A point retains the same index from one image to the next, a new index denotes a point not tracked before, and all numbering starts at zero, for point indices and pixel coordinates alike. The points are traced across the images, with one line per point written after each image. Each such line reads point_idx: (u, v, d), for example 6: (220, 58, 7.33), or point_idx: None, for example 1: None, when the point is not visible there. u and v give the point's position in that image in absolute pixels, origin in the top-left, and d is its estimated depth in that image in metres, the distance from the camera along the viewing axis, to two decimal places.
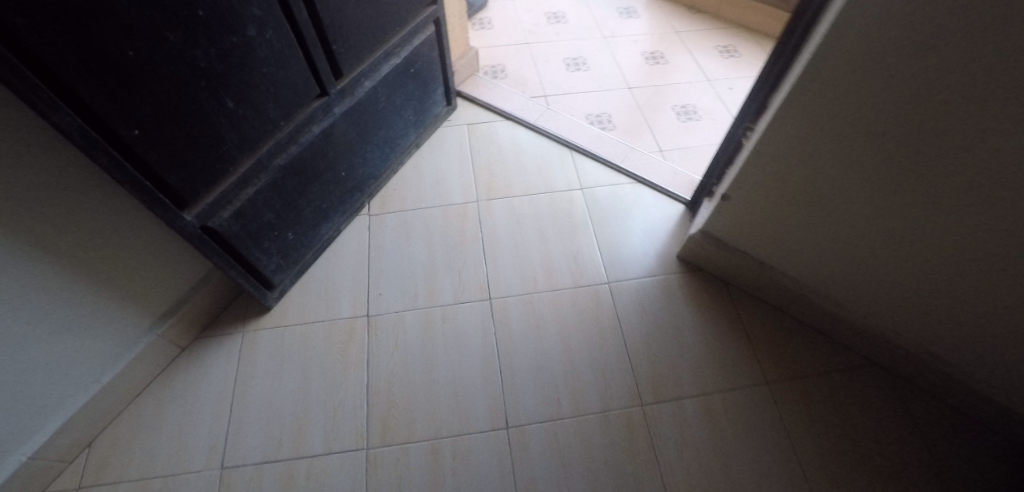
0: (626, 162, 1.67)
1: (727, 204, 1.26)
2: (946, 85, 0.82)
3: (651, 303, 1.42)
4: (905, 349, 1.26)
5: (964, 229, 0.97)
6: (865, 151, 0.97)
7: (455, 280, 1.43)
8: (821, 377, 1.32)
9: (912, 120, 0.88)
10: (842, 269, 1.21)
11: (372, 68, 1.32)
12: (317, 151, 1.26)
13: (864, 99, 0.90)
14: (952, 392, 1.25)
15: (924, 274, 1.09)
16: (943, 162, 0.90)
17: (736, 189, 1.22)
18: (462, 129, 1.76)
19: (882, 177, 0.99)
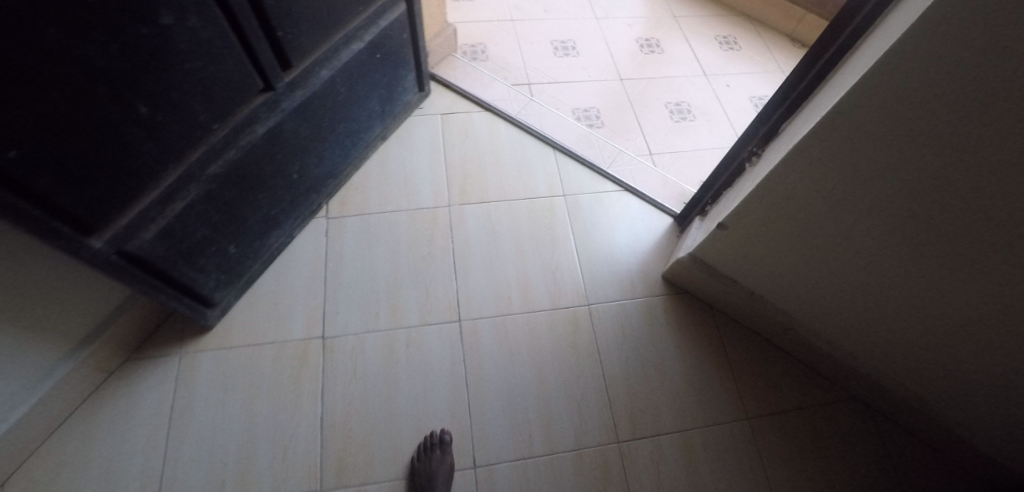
0: (615, 168, 1.54)
1: (721, 233, 1.16)
2: (993, 149, 0.70)
3: (632, 327, 1.31)
4: (891, 389, 1.21)
5: (979, 294, 0.88)
6: (884, 201, 0.86)
7: (421, 298, 1.31)
8: (803, 412, 1.27)
9: (946, 180, 0.77)
10: (838, 309, 1.13)
11: (328, 56, 1.13)
12: (261, 155, 1.09)
13: (893, 149, 0.79)
14: (931, 434, 1.22)
15: (926, 327, 1.01)
16: (972, 228, 0.80)
17: (733, 220, 1.11)
18: (436, 119, 1.59)
19: (898, 230, 0.89)
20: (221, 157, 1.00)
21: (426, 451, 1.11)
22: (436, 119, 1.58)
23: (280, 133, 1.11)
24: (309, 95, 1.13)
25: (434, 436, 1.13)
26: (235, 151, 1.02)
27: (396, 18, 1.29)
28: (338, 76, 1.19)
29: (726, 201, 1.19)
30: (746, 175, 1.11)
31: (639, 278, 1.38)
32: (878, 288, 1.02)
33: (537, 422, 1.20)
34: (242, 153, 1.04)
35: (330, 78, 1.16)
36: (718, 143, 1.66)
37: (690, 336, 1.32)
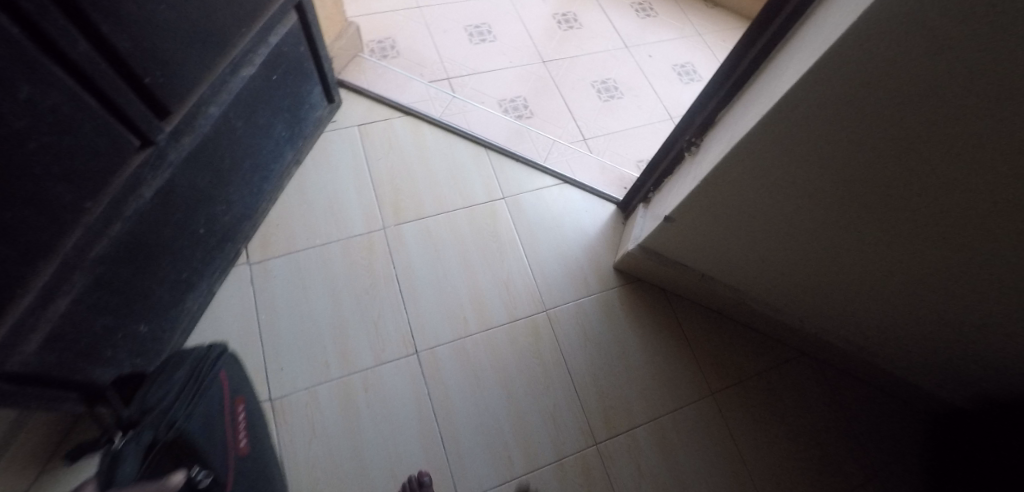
0: (551, 161, 1.47)
1: (669, 225, 1.14)
2: (928, 140, 0.70)
3: (591, 325, 1.30)
4: (837, 344, 1.27)
5: (915, 263, 0.92)
6: (825, 188, 0.87)
7: (372, 336, 1.22)
8: (761, 377, 1.31)
9: (883, 167, 0.77)
10: (785, 282, 1.16)
11: (215, 91, 0.97)
12: (155, 220, 0.94)
13: (832, 142, 0.78)
14: (875, 375, 1.30)
15: (867, 292, 1.06)
16: (907, 208, 0.82)
17: (680, 212, 1.10)
18: (353, 132, 1.45)
19: (838, 213, 0.90)
20: (105, 236, 0.85)
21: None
22: (353, 132, 1.45)
23: (172, 191, 0.96)
24: (200, 140, 0.98)
25: (412, 481, 1.06)
26: (120, 225, 0.87)
27: (289, 32, 1.12)
28: (231, 110, 1.03)
29: (673, 192, 1.16)
30: (689, 166, 1.10)
31: (592, 273, 1.36)
32: (824, 264, 1.04)
33: (508, 441, 1.16)
34: (129, 225, 0.89)
35: (222, 115, 1.01)
36: (648, 119, 1.65)
37: (649, 324, 1.33)
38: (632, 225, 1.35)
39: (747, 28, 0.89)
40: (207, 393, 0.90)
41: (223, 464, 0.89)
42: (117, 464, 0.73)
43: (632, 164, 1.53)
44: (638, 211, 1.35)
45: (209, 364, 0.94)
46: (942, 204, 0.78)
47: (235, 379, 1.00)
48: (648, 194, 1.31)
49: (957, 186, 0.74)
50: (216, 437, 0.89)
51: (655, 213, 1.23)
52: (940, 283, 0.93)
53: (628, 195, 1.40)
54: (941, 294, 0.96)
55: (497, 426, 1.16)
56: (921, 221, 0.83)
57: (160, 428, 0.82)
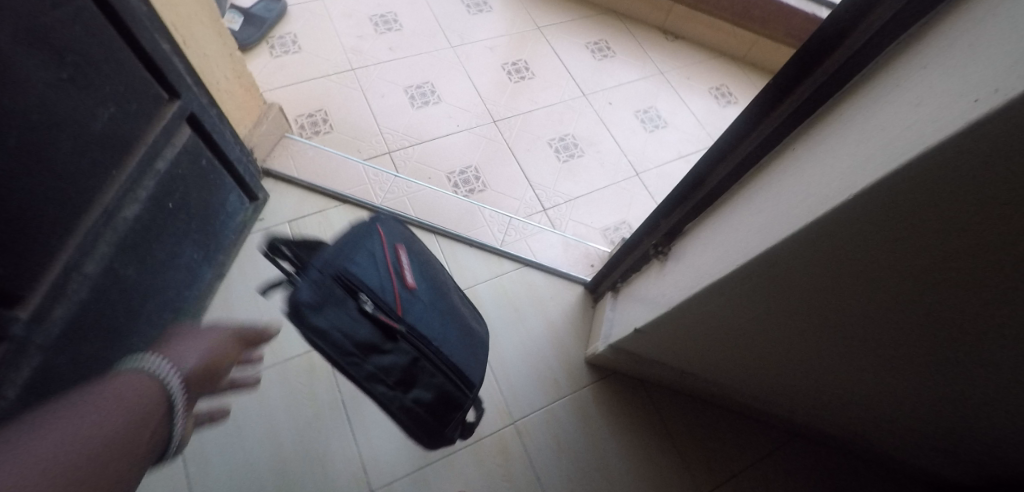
0: (508, 244, 1.33)
1: (642, 335, 1.01)
2: (954, 324, 0.56)
3: (563, 432, 1.18)
4: (831, 434, 1.17)
5: (930, 402, 0.79)
6: (823, 335, 0.73)
7: (316, 479, 1.06)
8: (749, 469, 1.21)
9: (898, 333, 0.63)
10: (773, 389, 1.04)
11: (83, 250, 0.78)
12: (26, 415, 0.76)
13: (834, 302, 0.64)
14: (871, 457, 1.21)
15: (870, 410, 0.93)
16: (924, 364, 0.69)
17: (653, 327, 0.96)
18: (284, 229, 1.27)
19: (839, 356, 0.77)
20: None
21: None
22: (284, 229, 1.27)
23: (47, 375, 0.78)
24: (75, 307, 0.80)
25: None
26: None
27: (181, 151, 0.93)
28: (114, 258, 0.85)
29: (639, 294, 1.04)
30: (657, 272, 0.97)
31: (561, 370, 1.23)
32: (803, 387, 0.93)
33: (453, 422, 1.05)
34: None
35: (101, 270, 0.83)
36: (612, 178, 1.52)
37: (625, 424, 1.21)
38: (602, 314, 1.22)
39: (715, 142, 0.75)
40: (365, 237, 0.76)
41: (388, 298, 0.71)
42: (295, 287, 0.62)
43: (597, 234, 1.41)
44: (606, 299, 1.23)
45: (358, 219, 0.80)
46: (968, 368, 0.65)
47: (391, 229, 0.85)
48: (618, 284, 1.18)
49: (986, 359, 0.61)
50: (378, 271, 0.73)
51: (625, 311, 1.11)
52: (955, 418, 0.81)
53: (595, 278, 1.28)
54: (957, 427, 0.84)
55: None
56: (940, 375, 0.70)
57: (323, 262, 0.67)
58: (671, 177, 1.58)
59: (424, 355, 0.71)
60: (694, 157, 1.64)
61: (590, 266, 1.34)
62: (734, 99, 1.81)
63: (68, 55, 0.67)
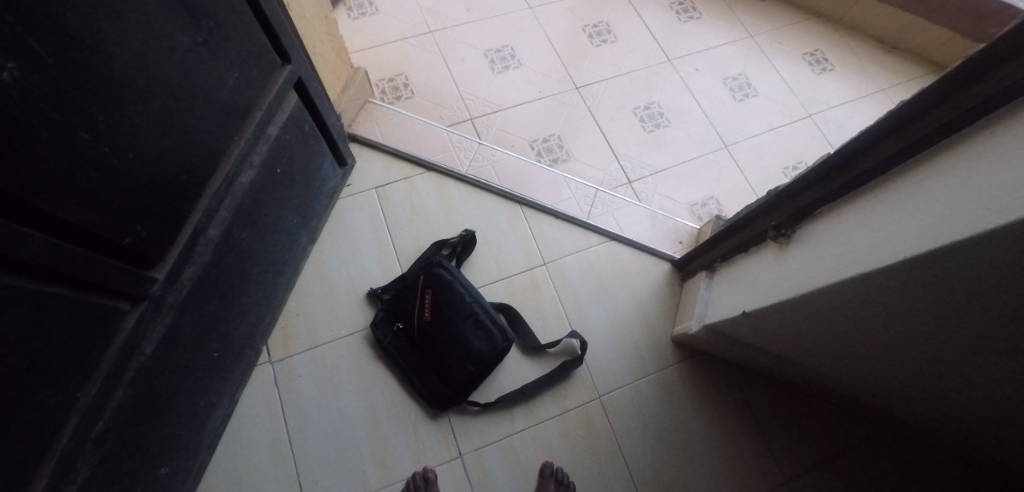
0: (594, 217, 1.30)
1: (749, 318, 0.97)
2: None
3: (648, 410, 1.17)
4: (942, 441, 1.08)
5: None
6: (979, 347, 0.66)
7: (410, 441, 1.09)
8: (839, 459, 1.17)
9: None
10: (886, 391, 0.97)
11: (209, 214, 0.79)
12: (160, 370, 0.80)
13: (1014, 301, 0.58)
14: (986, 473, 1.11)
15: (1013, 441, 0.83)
16: None
17: (765, 310, 0.92)
18: (371, 195, 1.27)
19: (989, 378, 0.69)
20: (103, 416, 0.71)
21: None
22: (371, 195, 1.27)
23: (178, 332, 0.81)
24: (201, 270, 0.81)
25: (415, 477, 1.05)
26: (122, 392, 0.73)
27: (290, 116, 0.93)
28: (232, 223, 0.85)
29: (744, 277, 1.01)
30: (772, 256, 0.93)
31: (647, 346, 1.22)
32: (926, 391, 0.86)
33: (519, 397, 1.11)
34: (131, 390, 0.75)
35: (222, 233, 0.83)
36: (700, 151, 1.46)
37: (711, 406, 1.19)
38: (693, 293, 1.19)
39: (872, 123, 0.69)
40: (437, 286, 1.12)
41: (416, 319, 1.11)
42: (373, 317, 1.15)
43: (685, 209, 1.37)
44: (697, 278, 1.20)
45: (439, 261, 1.14)
46: None
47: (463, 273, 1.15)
48: (714, 264, 1.15)
49: None
50: (437, 309, 1.11)
51: (724, 293, 1.08)
52: None
53: (685, 256, 1.25)
54: None
55: None
56: None
57: (399, 303, 1.14)
58: (761, 150, 1.50)
59: (458, 357, 1.08)
60: (786, 129, 1.54)
61: (679, 243, 1.31)
62: (829, 65, 1.67)
63: (204, 20, 0.66)
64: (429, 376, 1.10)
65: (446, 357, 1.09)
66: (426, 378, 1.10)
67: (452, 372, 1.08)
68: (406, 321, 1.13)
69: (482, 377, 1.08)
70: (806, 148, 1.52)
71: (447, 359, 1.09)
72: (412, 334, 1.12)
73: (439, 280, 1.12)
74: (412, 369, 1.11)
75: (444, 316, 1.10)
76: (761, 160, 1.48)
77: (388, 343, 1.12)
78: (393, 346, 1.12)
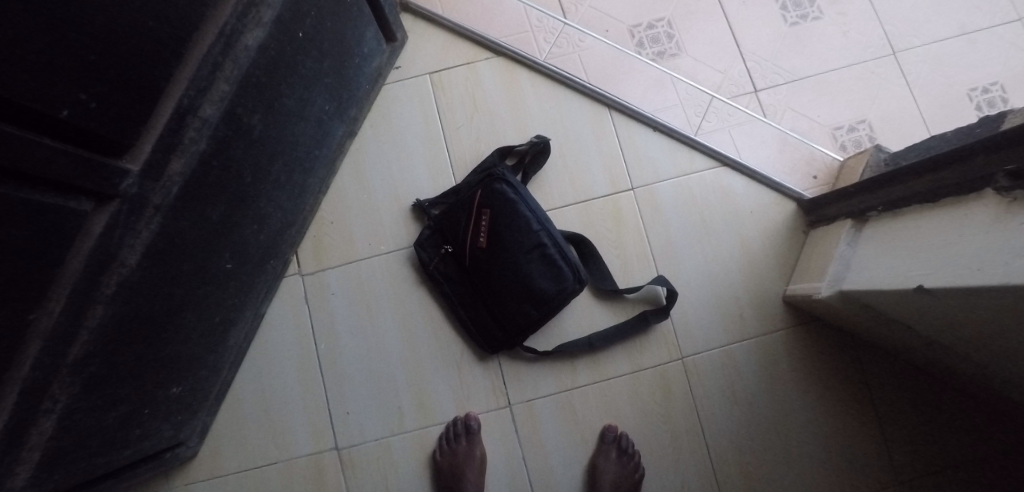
0: (704, 134, 1.00)
1: (919, 295, 0.70)
2: None
3: (740, 380, 0.95)
4: None
5: None
6: None
7: (453, 382, 0.94)
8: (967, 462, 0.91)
9: None
10: None
11: (199, 87, 0.57)
12: (154, 285, 0.64)
13: None
14: None
15: None
16: None
17: (953, 291, 0.64)
18: (424, 81, 1.02)
19: None
20: (78, 339, 0.57)
21: (448, 441, 0.90)
22: (424, 81, 1.02)
23: (172, 240, 0.64)
24: (197, 163, 0.62)
25: (456, 423, 0.92)
26: (102, 311, 0.58)
27: None
28: (237, 102, 0.64)
29: (924, 237, 0.72)
30: (987, 217, 0.62)
31: (750, 304, 0.97)
32: None
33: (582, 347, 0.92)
34: (116, 308, 0.60)
35: (223, 114, 0.62)
36: (857, 56, 1.08)
37: (819, 385, 0.95)
38: (827, 247, 0.91)
39: None
40: (497, 206, 0.89)
41: (469, 245, 0.90)
42: (418, 236, 0.95)
43: (824, 133, 1.04)
44: (836, 228, 0.91)
45: (501, 175, 0.90)
46: None
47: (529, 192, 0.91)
48: (868, 215, 0.85)
49: None
50: (495, 236, 0.89)
51: (878, 254, 0.80)
52: None
53: (820, 198, 0.96)
54: None
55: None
56: None
57: (450, 223, 0.92)
58: (945, 61, 1.09)
59: (518, 296, 0.88)
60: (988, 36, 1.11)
61: (811, 177, 1.00)
62: None
63: None
64: (480, 312, 0.92)
65: (502, 294, 0.89)
66: (477, 314, 0.92)
67: (508, 312, 0.89)
68: (456, 244, 0.92)
69: (543, 322, 0.89)
70: (1016, 60, 1.08)
71: (505, 296, 0.89)
72: (462, 261, 0.92)
73: (500, 198, 0.89)
74: (462, 303, 0.92)
75: (504, 244, 0.89)
76: (942, 74, 1.08)
77: (434, 269, 0.93)
78: (439, 273, 0.93)
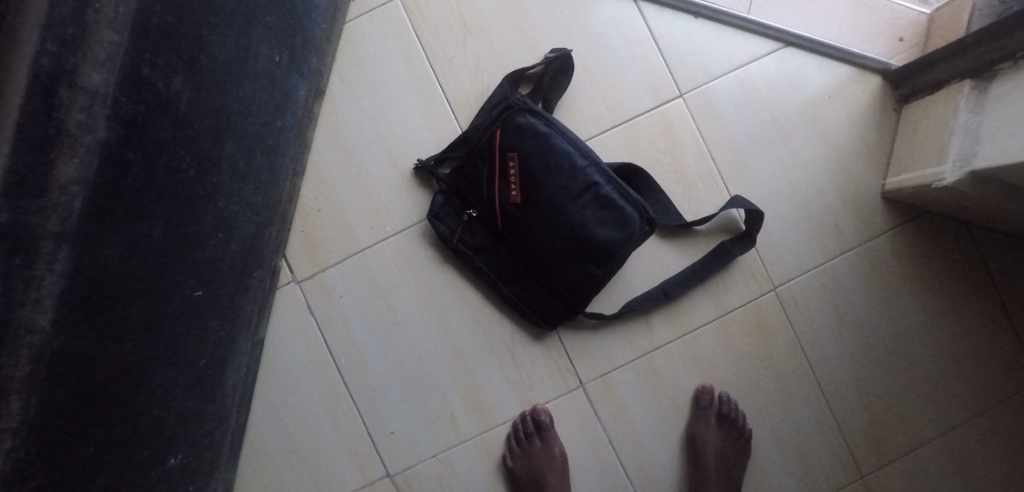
0: (757, 10, 0.79)
1: None
2: None
3: (846, 303, 0.79)
4: None
5: None
6: None
7: (509, 373, 0.77)
8: None
9: None
10: None
11: (66, 38, 0.36)
12: (90, 343, 0.45)
13: None
14: None
15: None
16: None
17: None
18: (395, 8, 0.79)
19: None
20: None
21: (519, 442, 0.75)
22: (395, 8, 0.79)
23: (99, 277, 0.44)
24: (101, 159, 0.41)
25: (524, 421, 0.76)
26: (21, 404, 0.38)
27: None
28: (139, 58, 0.43)
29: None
30: None
31: (846, 210, 0.80)
32: None
33: (656, 300, 0.75)
34: (42, 392, 0.41)
35: (122, 79, 0.42)
36: None
37: (942, 290, 0.79)
38: (937, 121, 0.72)
39: None
40: (524, 145, 0.70)
41: (497, 202, 0.71)
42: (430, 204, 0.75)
43: None
44: (946, 95, 0.72)
45: (521, 106, 0.70)
46: None
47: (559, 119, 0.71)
48: (997, 69, 0.66)
49: None
50: (529, 184, 0.70)
51: (1017, 116, 0.61)
52: None
53: (914, 63, 0.76)
54: None
55: (710, 474, 0.75)
56: None
57: (468, 181, 0.73)
58: None
59: (572, 253, 0.70)
60: None
61: (896, 40, 0.80)
62: None
63: None
64: (528, 284, 0.74)
65: (552, 257, 0.71)
66: (523, 286, 0.74)
67: (564, 277, 0.71)
68: (480, 205, 0.72)
69: (608, 281, 0.72)
70: None
71: (555, 258, 0.71)
72: (493, 224, 0.72)
73: (527, 135, 0.69)
74: (503, 275, 0.74)
75: (542, 192, 0.69)
76: None
77: (459, 242, 0.74)
78: (467, 246, 0.74)
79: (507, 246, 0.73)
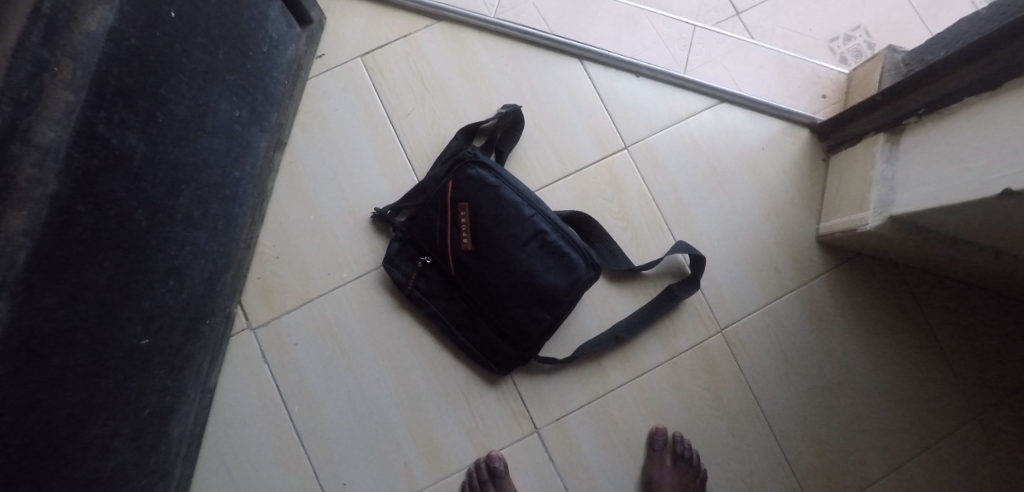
0: (693, 70, 0.86)
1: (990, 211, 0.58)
2: None
3: (790, 343, 0.82)
4: None
5: None
6: None
7: (464, 419, 0.77)
8: None
9: None
10: None
11: (20, 100, 0.38)
12: (25, 395, 0.45)
13: None
14: None
15: None
16: None
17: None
18: (357, 66, 0.84)
19: None
20: None
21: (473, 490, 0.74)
22: (357, 67, 0.84)
23: (38, 327, 0.45)
24: (50, 211, 0.43)
25: (479, 468, 0.75)
26: None
27: None
28: (95, 117, 0.45)
29: (981, 137, 0.58)
30: None
31: (784, 253, 0.84)
32: None
33: (607, 343, 0.77)
34: None
35: (76, 136, 0.44)
36: None
37: (879, 329, 0.83)
38: (858, 171, 0.78)
39: None
40: (474, 195, 0.73)
41: (450, 250, 0.74)
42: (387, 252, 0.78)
43: (820, 47, 0.89)
44: (865, 146, 0.78)
45: (471, 159, 0.74)
46: None
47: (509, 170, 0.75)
48: (905, 124, 0.72)
49: None
50: (480, 232, 0.73)
51: (924, 167, 0.67)
52: None
53: (836, 118, 0.83)
54: None
55: None
56: None
57: (422, 230, 0.76)
58: None
59: (522, 297, 0.73)
60: None
61: (820, 97, 0.88)
62: None
63: None
64: (481, 329, 0.75)
65: (503, 302, 0.73)
66: (476, 331, 0.76)
67: (514, 322, 0.73)
68: (434, 253, 0.75)
69: (558, 325, 0.74)
70: None
71: (506, 303, 0.73)
72: (446, 271, 0.75)
73: (477, 185, 0.73)
74: (457, 321, 0.76)
75: (491, 240, 0.72)
76: None
77: (414, 288, 0.76)
78: (422, 292, 0.76)
79: (460, 292, 0.75)
